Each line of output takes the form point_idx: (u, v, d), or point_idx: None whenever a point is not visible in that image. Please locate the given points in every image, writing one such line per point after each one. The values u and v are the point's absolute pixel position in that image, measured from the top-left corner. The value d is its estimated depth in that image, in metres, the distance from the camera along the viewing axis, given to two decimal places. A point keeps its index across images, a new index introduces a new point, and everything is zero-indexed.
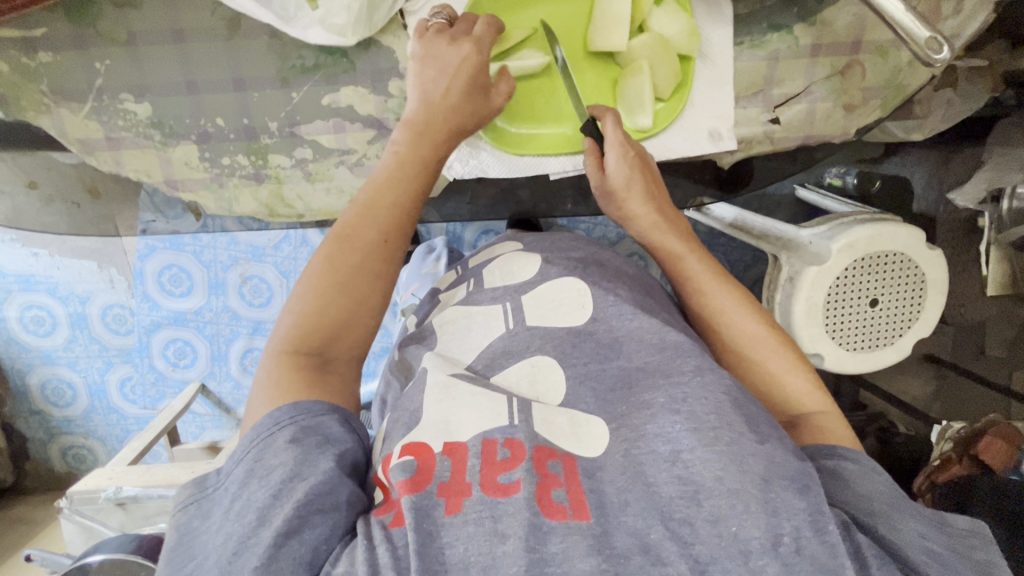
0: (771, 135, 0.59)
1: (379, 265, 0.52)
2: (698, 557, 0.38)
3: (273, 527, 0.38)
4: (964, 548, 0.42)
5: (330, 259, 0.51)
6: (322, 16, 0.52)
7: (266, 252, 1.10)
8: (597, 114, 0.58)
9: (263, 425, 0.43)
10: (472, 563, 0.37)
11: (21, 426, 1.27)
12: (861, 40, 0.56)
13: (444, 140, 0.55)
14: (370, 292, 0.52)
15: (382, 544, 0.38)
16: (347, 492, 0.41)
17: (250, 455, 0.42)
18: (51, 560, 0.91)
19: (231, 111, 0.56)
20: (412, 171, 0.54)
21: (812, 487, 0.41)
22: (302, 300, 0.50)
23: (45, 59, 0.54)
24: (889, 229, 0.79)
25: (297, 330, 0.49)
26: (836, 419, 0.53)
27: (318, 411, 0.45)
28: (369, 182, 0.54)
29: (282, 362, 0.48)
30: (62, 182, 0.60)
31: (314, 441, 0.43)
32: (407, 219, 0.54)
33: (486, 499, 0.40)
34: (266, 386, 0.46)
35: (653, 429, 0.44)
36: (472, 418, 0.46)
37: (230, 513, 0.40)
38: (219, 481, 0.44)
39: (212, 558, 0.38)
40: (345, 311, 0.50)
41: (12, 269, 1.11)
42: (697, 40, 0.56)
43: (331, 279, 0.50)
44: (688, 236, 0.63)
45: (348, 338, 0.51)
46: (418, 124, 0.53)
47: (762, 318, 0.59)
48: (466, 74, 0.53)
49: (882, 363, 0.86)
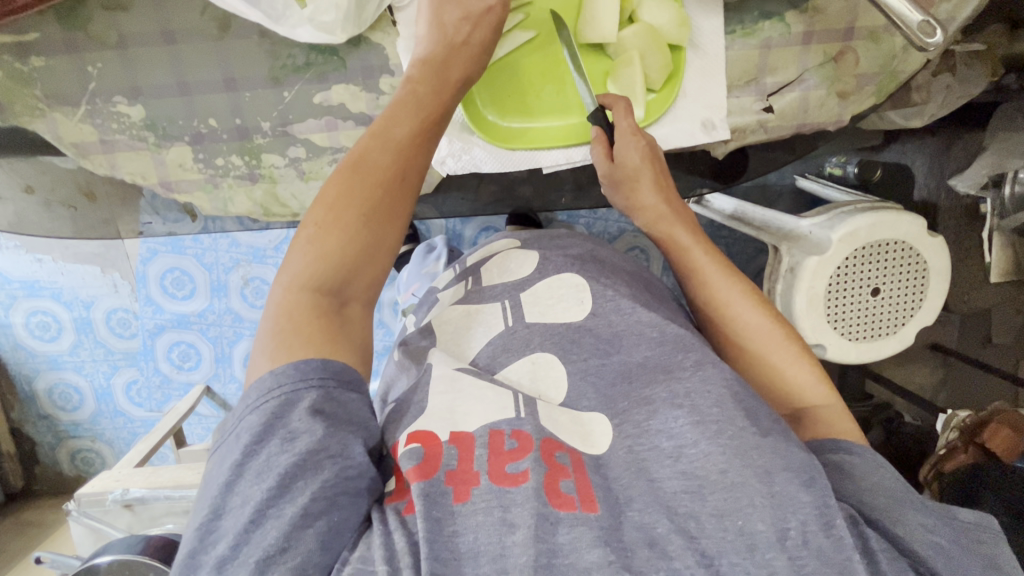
0: (764, 124, 0.59)
1: (395, 203, 0.50)
2: (705, 551, 0.38)
3: (297, 504, 0.37)
4: (972, 542, 0.42)
5: (346, 191, 0.48)
6: (311, 14, 0.52)
7: (267, 253, 1.10)
8: (608, 103, 0.58)
9: (288, 374, 0.41)
10: (481, 553, 0.37)
11: (30, 431, 1.28)
12: (854, 26, 0.55)
13: (461, 83, 0.55)
14: (389, 233, 0.50)
15: (397, 529, 0.39)
16: (371, 478, 0.42)
17: (268, 407, 0.41)
18: (60, 561, 0.91)
19: (222, 113, 0.56)
20: (430, 108, 0.52)
21: (818, 478, 0.41)
22: (317, 234, 0.47)
23: (38, 63, 0.54)
24: (890, 217, 0.78)
25: (316, 266, 0.46)
26: (840, 412, 0.53)
27: (345, 380, 0.44)
28: (382, 116, 0.52)
29: (303, 300, 0.45)
30: (58, 187, 0.61)
31: (339, 414, 0.42)
32: (422, 156, 0.52)
33: (494, 488, 0.40)
34: (281, 334, 0.44)
35: (656, 425, 0.45)
36: (478, 410, 0.47)
37: (247, 469, 0.39)
38: (231, 426, 0.42)
39: (228, 518, 0.38)
40: (367, 250, 0.48)
41: (17, 275, 1.12)
42: (686, 29, 0.55)
43: (353, 212, 0.48)
44: (695, 228, 0.62)
45: (365, 279, 0.48)
46: (436, 62, 0.53)
47: (766, 310, 0.58)
48: (488, 23, 0.55)
49: (885, 352, 0.86)
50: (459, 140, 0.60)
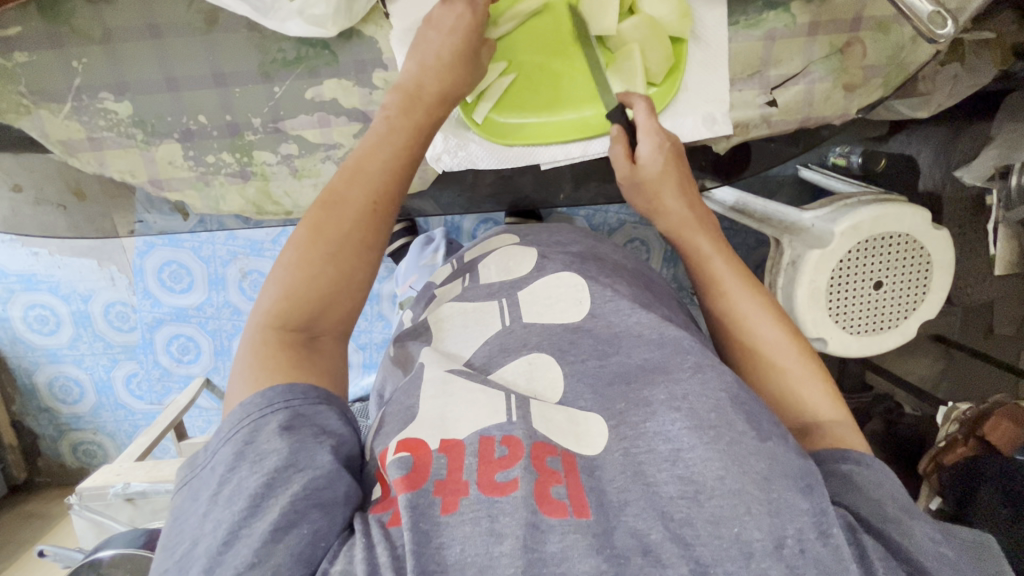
0: (768, 118, 0.57)
1: (367, 233, 0.50)
2: (701, 558, 0.37)
3: (267, 521, 0.37)
4: (973, 558, 0.42)
5: (315, 227, 0.48)
6: (299, 7, 0.50)
7: (264, 247, 1.10)
8: (626, 101, 0.55)
9: (255, 403, 0.42)
10: (468, 565, 0.36)
11: (31, 424, 1.28)
12: (862, 16, 0.53)
13: (438, 104, 0.53)
14: (357, 265, 0.49)
15: (381, 543, 0.38)
16: (345, 485, 0.41)
17: (238, 436, 0.41)
18: (62, 555, 0.92)
19: (212, 108, 0.55)
20: (404, 135, 0.52)
21: (816, 486, 0.41)
22: (285, 272, 0.48)
23: (22, 59, 0.53)
24: (894, 210, 0.77)
25: (283, 303, 0.47)
26: (851, 430, 0.51)
27: (312, 396, 0.44)
28: (357, 148, 0.51)
29: (269, 337, 0.46)
30: (47, 184, 0.60)
31: (310, 428, 0.42)
32: (398, 183, 0.51)
33: (482, 498, 0.39)
34: (249, 364, 0.45)
35: (653, 428, 0.44)
36: (470, 415, 0.46)
37: (218, 497, 0.39)
38: (205, 460, 0.42)
39: (202, 544, 0.38)
40: (332, 284, 0.48)
41: (13, 268, 1.12)
42: (688, 21, 0.54)
43: (319, 248, 0.48)
44: (713, 233, 0.61)
45: (334, 311, 0.49)
46: (408, 87, 0.52)
47: (785, 325, 0.56)
48: (459, 36, 0.52)
49: (887, 346, 0.85)
50: (454, 136, 0.59)
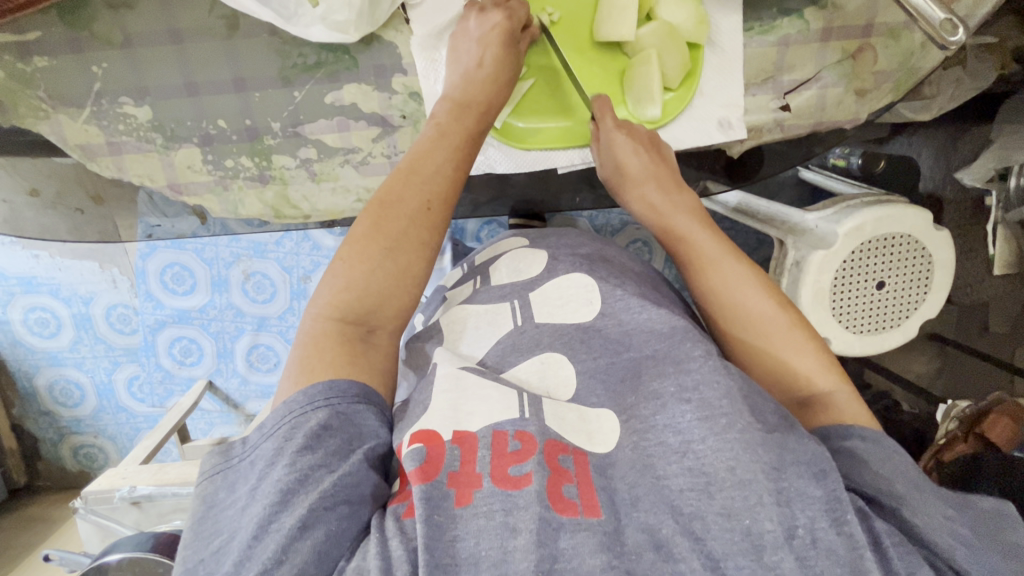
0: (781, 123, 0.58)
1: (421, 233, 0.52)
2: (711, 553, 0.37)
3: (295, 517, 0.37)
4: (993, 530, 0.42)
5: (374, 224, 0.51)
6: (323, 13, 0.51)
7: (269, 248, 1.09)
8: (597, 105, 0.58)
9: (298, 401, 0.43)
10: (483, 558, 0.36)
11: (31, 428, 1.27)
12: (873, 23, 0.55)
13: (486, 114, 0.55)
14: (414, 262, 0.51)
15: (395, 537, 0.38)
16: (370, 485, 0.41)
17: (279, 432, 0.42)
18: (69, 559, 0.91)
19: (232, 114, 0.55)
20: (454, 140, 0.54)
21: (829, 471, 0.42)
22: (346, 266, 0.50)
23: (41, 63, 0.53)
24: (894, 211, 0.78)
25: (343, 296, 0.48)
26: (849, 397, 0.52)
27: (353, 394, 0.44)
28: (409, 152, 0.54)
29: (328, 329, 0.47)
30: (64, 189, 0.59)
31: (346, 430, 0.42)
32: (450, 187, 0.53)
33: (497, 491, 0.39)
34: (306, 356, 0.46)
35: (663, 420, 0.45)
36: (483, 410, 0.46)
37: (255, 492, 0.40)
38: (244, 452, 0.43)
39: (236, 539, 0.38)
40: (391, 279, 0.50)
41: (14, 271, 1.10)
42: (705, 27, 0.55)
43: (376, 245, 0.50)
44: (692, 207, 0.61)
45: (390, 306, 0.50)
46: (459, 98, 0.54)
47: (773, 296, 0.56)
48: (496, 44, 0.55)
49: (889, 344, 0.86)
50: None
